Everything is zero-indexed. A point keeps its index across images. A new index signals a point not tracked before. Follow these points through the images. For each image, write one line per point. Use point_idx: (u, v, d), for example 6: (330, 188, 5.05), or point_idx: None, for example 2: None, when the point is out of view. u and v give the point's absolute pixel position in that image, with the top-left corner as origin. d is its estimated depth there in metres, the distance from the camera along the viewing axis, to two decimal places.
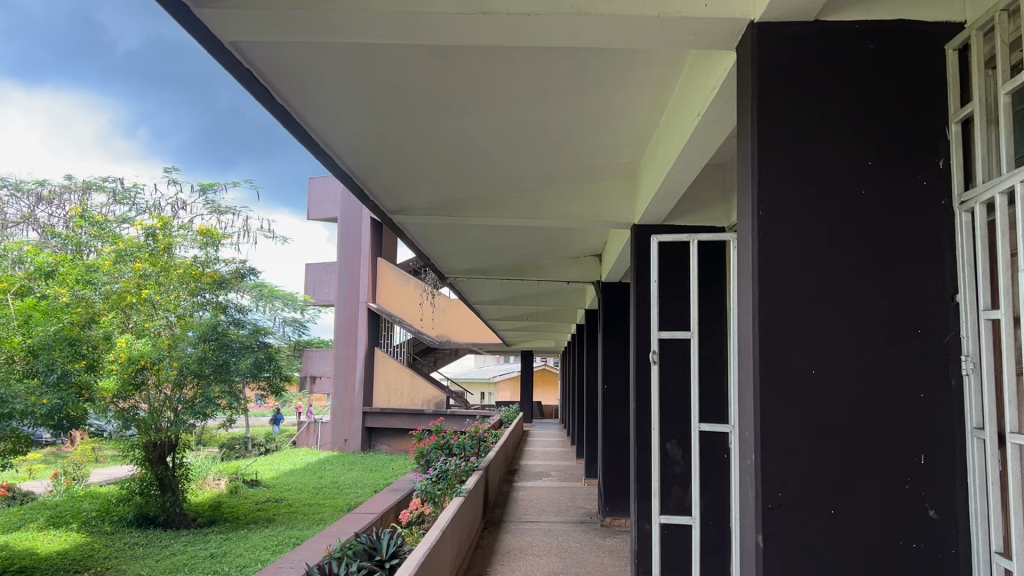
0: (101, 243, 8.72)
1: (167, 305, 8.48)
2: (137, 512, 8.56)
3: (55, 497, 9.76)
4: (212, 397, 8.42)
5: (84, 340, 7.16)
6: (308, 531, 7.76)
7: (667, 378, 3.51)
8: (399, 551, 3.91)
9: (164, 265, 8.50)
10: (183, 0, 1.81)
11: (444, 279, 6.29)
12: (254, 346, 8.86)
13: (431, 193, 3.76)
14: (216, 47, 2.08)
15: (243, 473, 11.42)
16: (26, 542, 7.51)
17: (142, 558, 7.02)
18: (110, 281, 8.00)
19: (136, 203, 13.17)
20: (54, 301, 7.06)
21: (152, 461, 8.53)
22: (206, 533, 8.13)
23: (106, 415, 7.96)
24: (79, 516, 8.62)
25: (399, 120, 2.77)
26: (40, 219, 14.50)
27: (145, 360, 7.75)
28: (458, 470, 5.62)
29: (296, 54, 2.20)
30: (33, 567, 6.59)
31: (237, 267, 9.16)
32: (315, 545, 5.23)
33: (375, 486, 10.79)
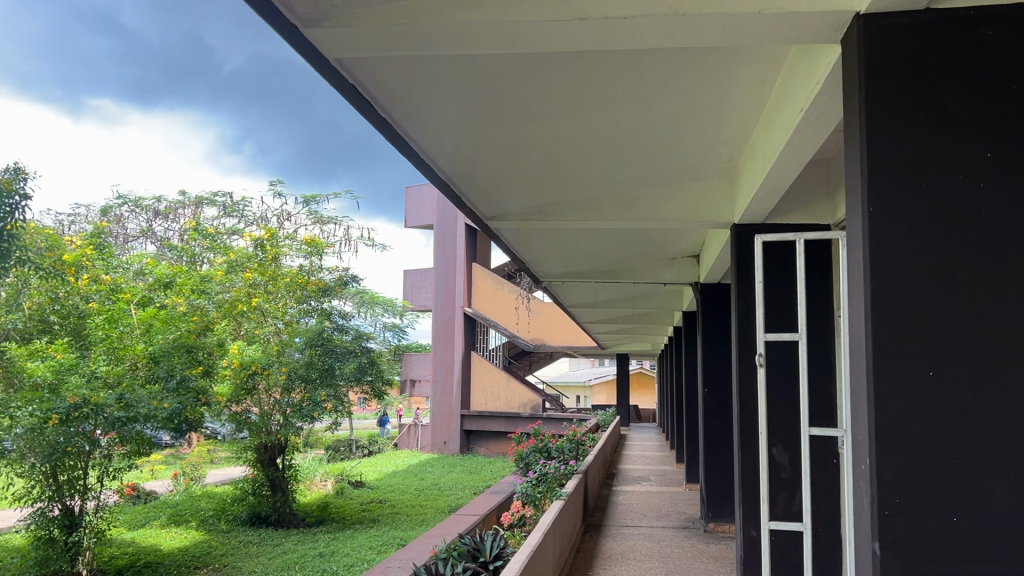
0: (214, 254, 9.12)
1: (275, 313, 8.83)
2: (250, 511, 8.94)
3: (175, 497, 10.28)
4: (319, 401, 8.68)
5: (200, 347, 7.51)
6: (412, 531, 7.95)
7: (773, 381, 3.43)
8: (502, 553, 3.95)
9: (272, 274, 8.83)
10: (291, 20, 1.90)
11: (539, 283, 6.32)
12: (358, 351, 9.05)
13: (527, 199, 3.80)
14: (323, 65, 2.16)
15: (347, 475, 11.73)
16: (150, 538, 7.95)
17: (255, 556, 7.30)
18: (222, 290, 8.37)
19: (245, 216, 13.81)
20: (173, 310, 7.44)
21: (263, 462, 8.92)
22: (314, 532, 8.41)
23: (221, 419, 8.34)
24: (197, 515, 9.08)
25: (496, 127, 2.81)
26: (157, 232, 15.50)
27: (255, 366, 8.11)
28: (558, 473, 5.61)
29: (398, 68, 2.26)
30: (156, 563, 6.97)
31: (341, 275, 9.36)
32: (420, 546, 5.35)
33: (475, 488, 10.93)
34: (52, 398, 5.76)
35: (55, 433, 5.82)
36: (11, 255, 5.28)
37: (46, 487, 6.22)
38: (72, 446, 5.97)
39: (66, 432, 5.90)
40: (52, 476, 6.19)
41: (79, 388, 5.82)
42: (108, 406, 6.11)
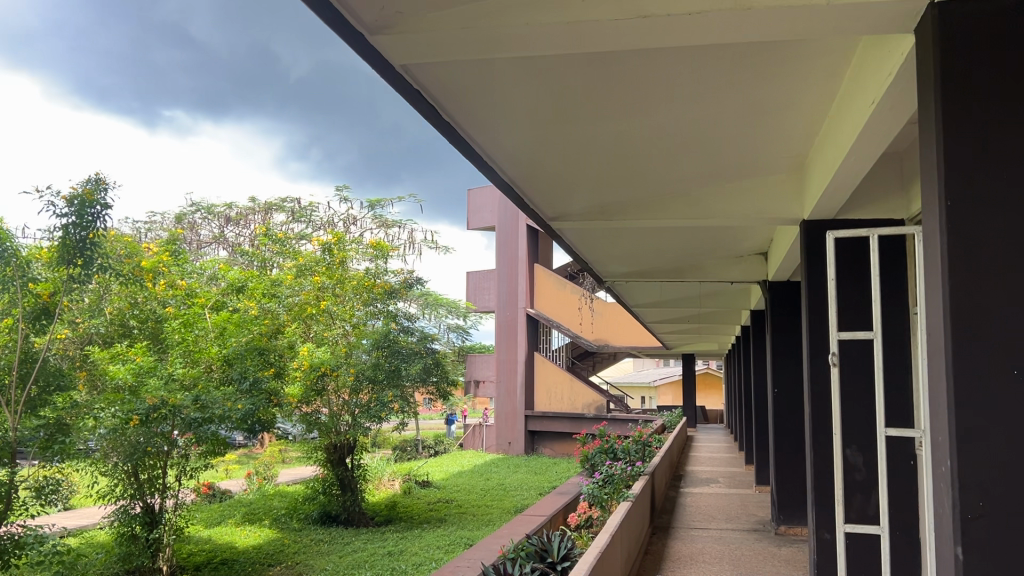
0: (283, 259, 9.35)
1: (343, 315, 8.99)
2: (321, 510, 9.14)
3: (250, 495, 10.55)
4: (386, 402, 8.80)
5: (271, 349, 7.69)
6: (479, 531, 7.99)
7: (847, 380, 3.34)
8: (571, 554, 3.95)
9: (340, 277, 8.99)
10: (356, 28, 1.94)
11: (602, 283, 6.29)
12: (423, 352, 9.15)
13: (589, 199, 3.79)
14: (388, 70, 2.19)
15: (414, 475, 11.86)
16: (226, 535, 8.18)
17: (327, 553, 7.45)
18: (292, 294, 8.57)
19: (313, 221, 14.09)
20: (245, 314, 7.64)
21: (333, 462, 9.10)
22: (382, 531, 8.52)
23: (292, 419, 8.53)
24: (270, 514, 9.31)
25: (559, 127, 2.81)
26: (229, 238, 15.93)
27: (325, 367, 8.26)
28: (625, 474, 5.57)
29: (461, 71, 2.28)
30: (232, 560, 7.17)
31: (406, 278, 9.46)
32: (488, 545, 5.38)
33: (541, 489, 10.93)
34: (133, 400, 6.01)
35: (136, 433, 6.04)
36: (94, 262, 5.51)
37: (127, 485, 6.45)
38: (151, 446, 6.19)
39: (146, 432, 6.12)
40: (133, 475, 6.42)
41: (158, 390, 6.03)
42: (185, 407, 6.30)
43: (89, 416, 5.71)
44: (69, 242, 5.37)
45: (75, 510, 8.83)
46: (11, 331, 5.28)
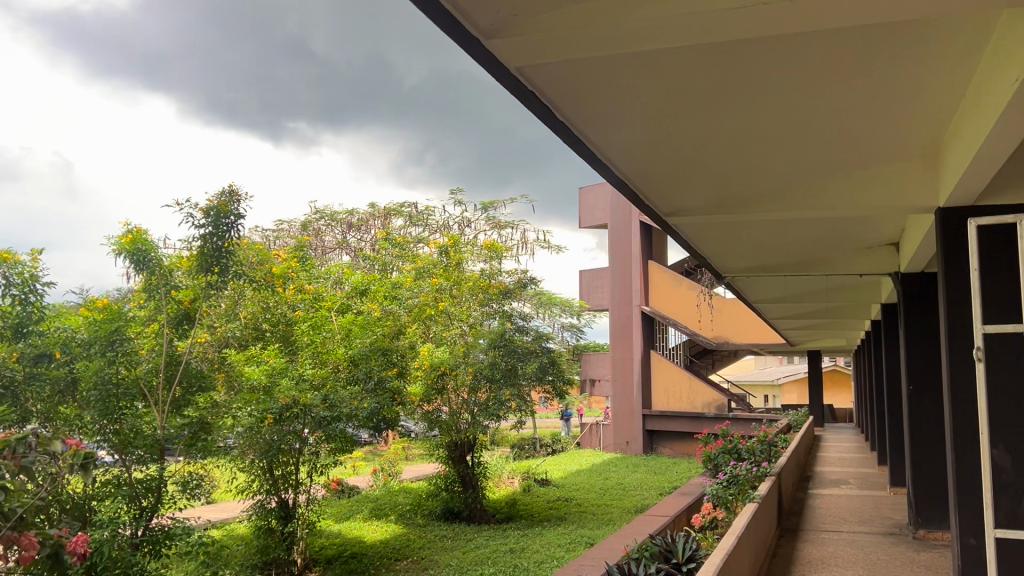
0: (402, 262, 9.61)
1: (461, 315, 9.13)
2: (444, 506, 9.38)
3: (376, 491, 10.91)
4: (503, 400, 8.84)
5: (393, 349, 7.90)
6: (600, 530, 7.96)
7: (991, 376, 3.15)
8: (696, 555, 3.88)
9: (457, 278, 9.17)
10: (473, 34, 1.98)
11: (721, 279, 6.16)
12: (539, 351, 9.19)
13: (708, 193, 3.72)
14: (503, 74, 2.22)
15: (533, 473, 11.94)
16: (356, 530, 8.49)
17: (451, 549, 7.59)
18: (412, 296, 8.81)
19: (429, 224, 14.45)
20: (368, 316, 7.91)
21: (454, 459, 9.30)
22: (504, 528, 8.63)
23: (414, 417, 8.71)
24: (396, 509, 9.60)
25: (677, 121, 2.76)
26: (352, 243, 16.57)
27: (444, 367, 8.43)
28: (750, 474, 5.43)
29: (576, 71, 2.28)
30: (362, 554, 7.44)
31: (520, 277, 9.52)
32: (610, 544, 5.36)
33: (662, 489, 10.79)
34: (268, 399, 6.30)
35: (270, 432, 6.33)
36: (230, 269, 5.82)
37: (264, 481, 6.80)
38: (284, 443, 6.49)
39: (280, 430, 6.40)
40: (268, 471, 6.75)
41: (289, 390, 6.29)
42: (315, 406, 6.57)
43: (228, 416, 6.05)
44: (205, 250, 5.69)
45: (217, 504, 9.38)
46: (157, 336, 5.68)
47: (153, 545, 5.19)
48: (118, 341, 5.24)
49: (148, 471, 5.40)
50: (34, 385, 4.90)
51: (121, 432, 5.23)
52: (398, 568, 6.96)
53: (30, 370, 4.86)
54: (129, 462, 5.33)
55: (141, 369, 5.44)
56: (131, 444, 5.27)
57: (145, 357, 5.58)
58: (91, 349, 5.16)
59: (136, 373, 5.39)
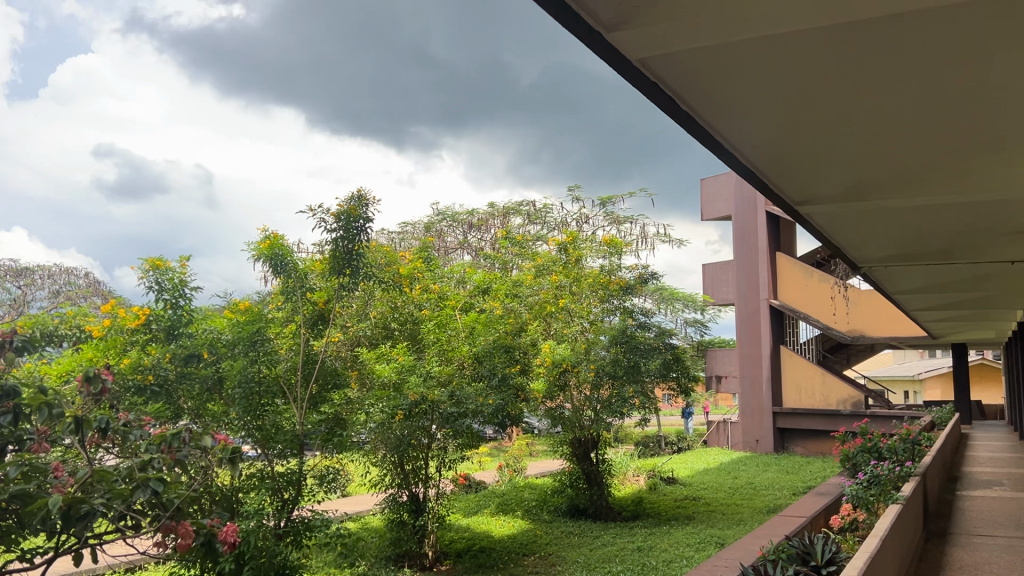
0: (522, 259, 9.66)
1: (581, 312, 9.08)
2: (570, 503, 9.41)
3: (502, 486, 11.06)
4: (627, 397, 8.65)
5: (516, 347, 7.94)
6: (730, 530, 7.77)
7: None
8: (837, 558, 3.71)
9: (577, 275, 9.12)
10: (594, 27, 1.98)
11: (857, 270, 5.89)
12: (662, 347, 8.95)
13: (842, 180, 3.55)
14: (625, 66, 2.20)
15: (660, 471, 11.75)
16: (484, 524, 8.63)
17: (578, 546, 7.59)
18: (532, 293, 8.91)
19: (548, 222, 14.52)
20: (491, 315, 8.02)
21: (578, 456, 9.31)
22: (631, 526, 8.56)
23: (537, 413, 8.78)
24: (522, 505, 9.71)
25: (808, 106, 2.64)
26: (472, 243, 16.90)
27: (566, 364, 8.52)
28: (893, 475, 5.17)
29: (700, 60, 2.22)
30: (490, 548, 7.56)
31: (641, 273, 9.31)
32: (744, 546, 5.21)
33: (794, 488, 10.41)
34: (398, 395, 6.45)
35: (401, 427, 6.53)
36: (361, 271, 5.99)
37: (395, 475, 7.01)
38: (413, 438, 6.66)
39: (409, 426, 6.55)
40: (399, 466, 6.95)
41: (418, 387, 6.45)
42: (443, 402, 6.67)
43: (360, 410, 6.32)
44: (337, 253, 5.89)
45: (353, 496, 9.76)
46: (294, 337, 5.97)
47: (295, 536, 5.42)
48: (259, 342, 5.46)
49: (289, 465, 5.63)
50: (186, 383, 5.44)
51: (264, 428, 5.51)
52: (526, 563, 7.02)
53: (182, 370, 5.41)
54: (272, 456, 5.58)
55: (281, 368, 5.70)
56: (273, 439, 5.53)
57: (284, 356, 5.89)
58: (236, 348, 5.44)
59: (276, 372, 5.63)
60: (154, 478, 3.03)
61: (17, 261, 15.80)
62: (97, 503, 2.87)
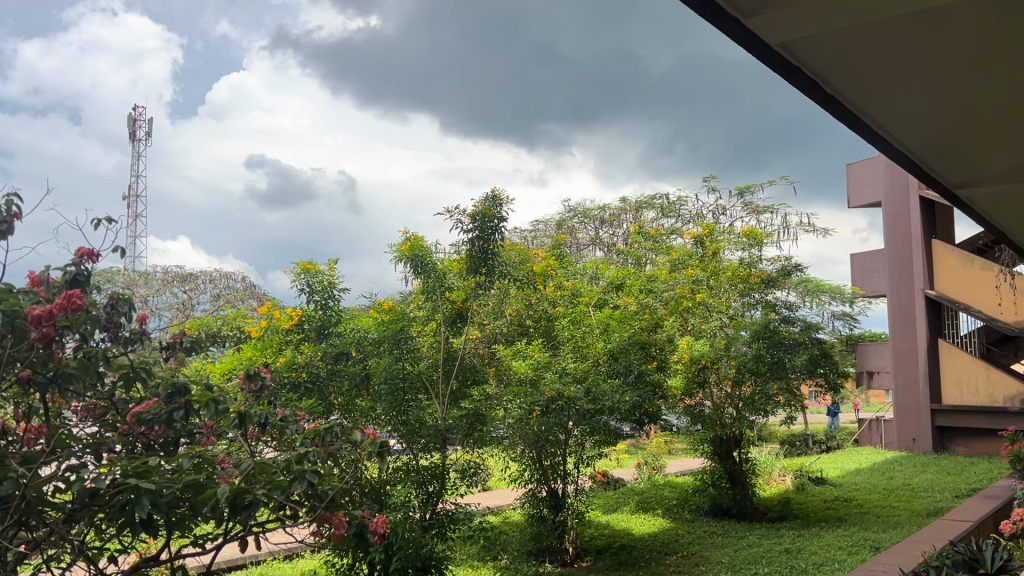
0: (657, 254, 9.52)
1: (720, 307, 8.79)
2: (712, 502, 9.22)
3: (641, 484, 10.96)
4: (771, 395, 8.35)
5: (652, 343, 7.90)
6: (886, 534, 7.37)
7: None
8: (1008, 566, 3.45)
9: (714, 268, 8.86)
10: (730, 14, 1.92)
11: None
12: (809, 342, 8.42)
13: (1009, 161, 3.28)
14: (765, 52, 2.12)
15: (808, 471, 11.31)
16: (624, 522, 8.59)
17: (722, 546, 7.42)
18: (667, 289, 8.78)
19: (682, 215, 14.29)
20: (626, 311, 8.04)
21: (720, 455, 9.12)
22: (777, 527, 8.29)
23: (676, 411, 8.76)
24: (662, 503, 9.60)
25: (972, 82, 2.46)
26: (605, 238, 16.92)
27: (705, 360, 8.23)
28: None
29: (847, 41, 2.11)
30: (631, 545, 7.53)
31: (784, 265, 8.82)
32: (905, 549, 4.93)
33: (957, 491, 9.75)
34: (535, 392, 6.48)
35: (539, 423, 6.54)
36: (496, 270, 6.10)
37: (534, 471, 7.05)
38: (552, 434, 6.66)
39: (547, 422, 6.59)
40: (538, 461, 6.96)
41: (555, 382, 6.47)
42: (579, 399, 6.63)
43: (499, 407, 6.40)
44: (474, 253, 6.00)
45: (494, 491, 9.95)
46: (434, 334, 6.15)
47: (440, 528, 5.56)
48: (404, 339, 5.71)
49: (433, 459, 5.80)
50: (337, 380, 5.70)
51: (408, 423, 5.69)
52: (669, 562, 6.92)
53: (333, 367, 5.67)
54: (416, 450, 5.76)
55: (423, 364, 5.91)
56: (417, 434, 5.70)
57: (426, 353, 6.06)
58: (382, 346, 5.71)
59: (419, 369, 5.85)
60: (309, 470, 3.19)
61: (183, 268, 17.11)
62: (260, 494, 3.01)
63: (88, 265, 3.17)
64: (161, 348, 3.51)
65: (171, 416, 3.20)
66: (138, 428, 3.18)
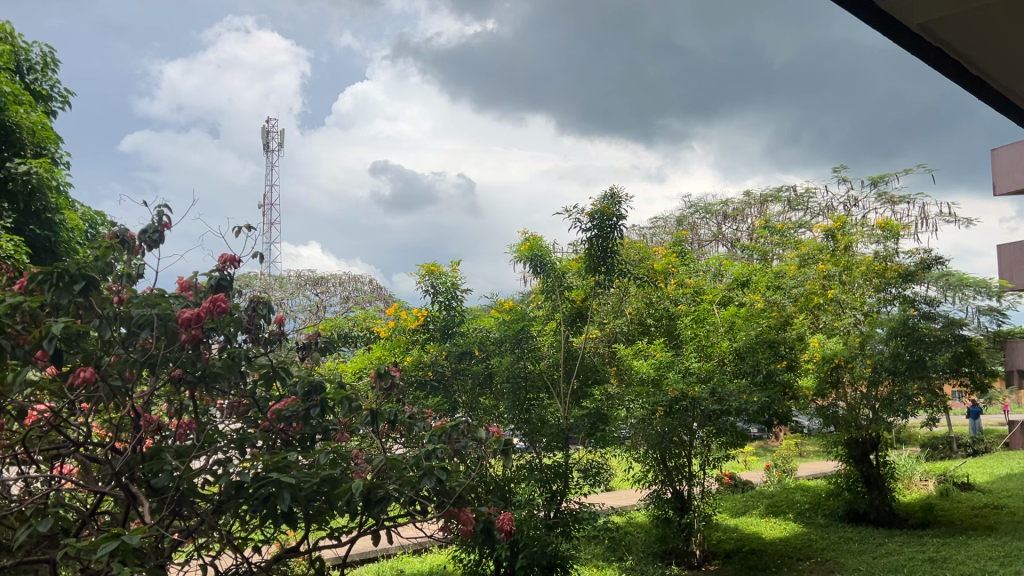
0: (784, 249, 9.23)
1: (854, 303, 8.28)
2: (847, 507, 8.85)
3: (770, 487, 10.62)
4: (911, 395, 7.89)
5: (781, 342, 7.68)
6: None
7: None
8: None
9: (847, 263, 8.39)
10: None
11: None
12: (952, 339, 7.84)
13: None
14: (902, 35, 2.01)
15: (953, 476, 10.66)
16: (754, 526, 8.35)
17: (860, 553, 7.08)
18: (796, 284, 8.43)
19: (810, 207, 13.77)
20: (752, 308, 7.90)
21: (856, 458, 8.73)
22: (920, 535, 7.83)
23: (807, 411, 8.54)
24: (794, 507, 9.26)
25: None
26: (728, 234, 16.59)
27: (838, 359, 7.99)
28: None
29: (999, 16, 1.97)
30: (762, 549, 7.33)
31: (923, 258, 8.21)
32: None
33: None
34: (657, 392, 6.44)
35: (663, 423, 6.44)
36: (616, 268, 6.01)
37: (659, 473, 6.96)
38: (677, 435, 6.55)
39: (671, 423, 6.47)
40: (662, 462, 6.83)
41: (678, 382, 6.37)
42: (705, 399, 6.49)
43: (620, 406, 6.33)
44: (593, 252, 5.96)
45: (617, 492, 9.90)
46: (555, 333, 6.17)
47: (564, 527, 5.52)
48: (524, 340, 5.75)
49: (556, 458, 5.76)
50: (461, 378, 5.86)
51: (531, 421, 5.73)
52: (802, 568, 6.68)
53: (457, 366, 5.83)
54: (540, 449, 5.74)
55: (544, 364, 5.95)
56: (539, 433, 5.71)
57: (546, 352, 6.09)
58: (503, 345, 5.76)
59: (541, 368, 5.91)
60: (437, 466, 3.25)
61: (316, 272, 17.92)
62: (391, 489, 3.13)
63: (232, 271, 3.34)
64: (297, 348, 3.67)
65: (308, 413, 3.34)
66: (278, 425, 3.35)
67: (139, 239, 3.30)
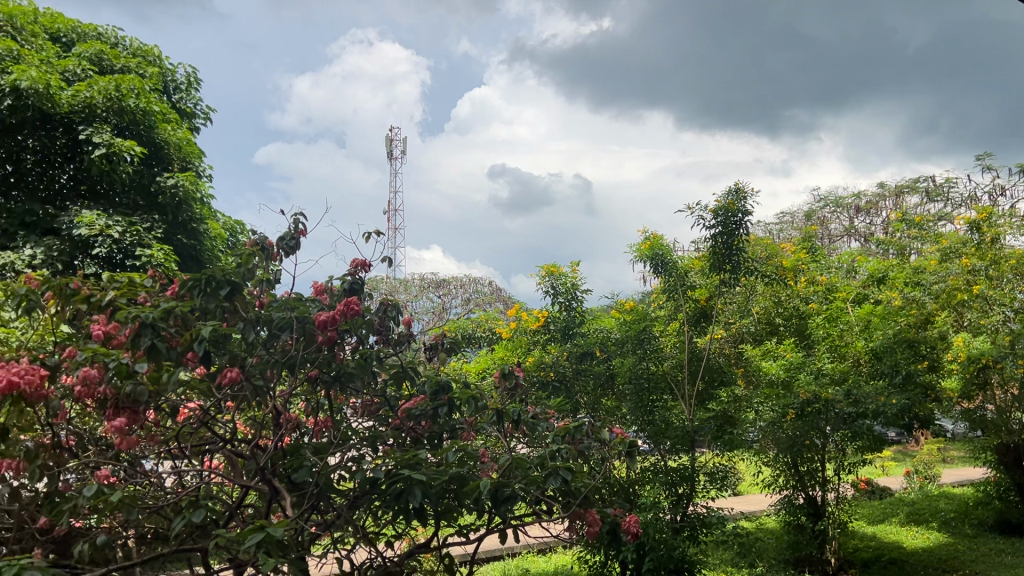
0: (923, 243, 8.74)
1: (1002, 299, 7.60)
2: (998, 517, 8.28)
3: (911, 494, 10.07)
4: None
5: (922, 341, 7.22)
6: None
7: None
8: None
9: (994, 256, 7.71)
10: None
11: None
12: None
13: None
14: None
15: None
16: (893, 534, 7.95)
17: (1014, 567, 6.59)
18: (938, 280, 7.79)
19: (951, 197, 13.00)
20: (888, 306, 7.52)
21: (1007, 465, 8.15)
22: None
23: (953, 415, 8.10)
24: (938, 515, 8.74)
25: None
26: (860, 228, 15.93)
27: (986, 360, 7.26)
28: None
29: None
30: (903, 559, 6.96)
31: None
32: None
33: None
34: (787, 394, 6.13)
35: (794, 426, 6.16)
36: (741, 266, 5.85)
37: (790, 477, 6.75)
38: (809, 439, 6.25)
39: (803, 427, 6.18)
40: (794, 467, 6.62)
41: (809, 383, 6.02)
42: (839, 402, 6.08)
43: (749, 408, 6.05)
44: (717, 249, 5.81)
45: (746, 496, 9.67)
46: (678, 334, 6.13)
47: (692, 530, 5.35)
48: (647, 340, 5.67)
49: (681, 460, 5.67)
50: (582, 379, 5.82)
51: (654, 423, 5.63)
52: None
53: (578, 366, 5.80)
54: (664, 450, 5.69)
55: (667, 364, 5.82)
56: (663, 434, 5.62)
57: (669, 353, 5.99)
58: (625, 345, 5.72)
59: (664, 369, 5.78)
60: (563, 466, 3.23)
61: (437, 275, 18.37)
62: (518, 487, 3.15)
63: (363, 275, 3.46)
64: (424, 348, 3.77)
65: (436, 412, 3.41)
66: (408, 423, 3.46)
67: (277, 246, 3.46)
